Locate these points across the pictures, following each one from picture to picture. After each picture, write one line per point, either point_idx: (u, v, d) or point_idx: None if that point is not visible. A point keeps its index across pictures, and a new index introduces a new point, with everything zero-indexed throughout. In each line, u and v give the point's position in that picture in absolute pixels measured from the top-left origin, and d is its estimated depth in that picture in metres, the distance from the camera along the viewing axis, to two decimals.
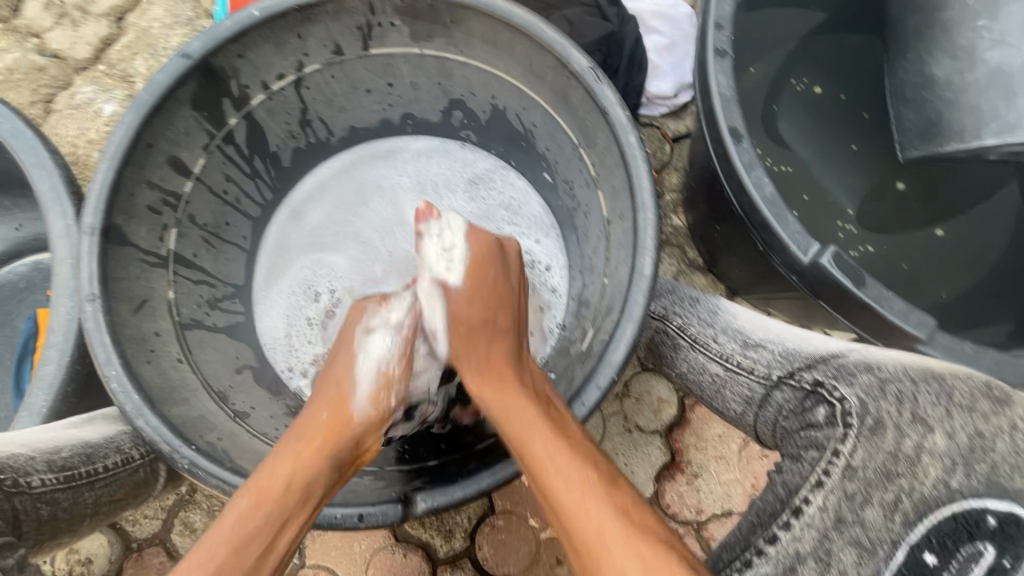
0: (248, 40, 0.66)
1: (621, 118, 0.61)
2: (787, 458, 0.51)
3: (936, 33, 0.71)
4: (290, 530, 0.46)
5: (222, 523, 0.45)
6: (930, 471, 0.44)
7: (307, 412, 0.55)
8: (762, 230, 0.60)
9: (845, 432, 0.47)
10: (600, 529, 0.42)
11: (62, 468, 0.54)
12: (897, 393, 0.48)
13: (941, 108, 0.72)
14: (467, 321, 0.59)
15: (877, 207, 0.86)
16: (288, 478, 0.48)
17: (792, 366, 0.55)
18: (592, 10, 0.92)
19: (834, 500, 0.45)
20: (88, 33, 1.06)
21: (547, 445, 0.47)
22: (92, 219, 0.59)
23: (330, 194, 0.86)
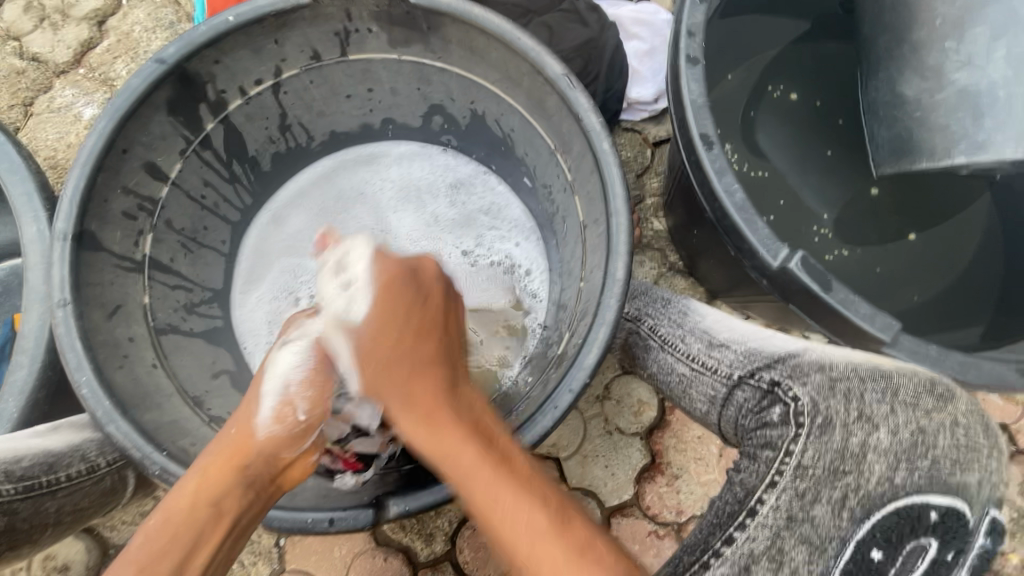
0: (224, 46, 0.66)
1: (594, 124, 0.62)
2: (745, 458, 0.51)
3: (905, 52, 0.69)
4: (200, 549, 0.47)
5: (129, 549, 0.46)
6: (874, 467, 0.45)
7: (220, 432, 0.55)
8: (734, 235, 0.61)
9: (797, 432, 0.48)
10: (515, 514, 0.44)
11: (20, 478, 0.54)
12: (847, 392, 0.48)
13: (910, 127, 0.70)
14: (386, 340, 0.54)
15: (854, 210, 0.87)
16: (193, 501, 0.48)
17: (751, 366, 0.55)
18: (573, 16, 0.94)
19: (786, 499, 0.45)
20: (68, 37, 1.06)
21: (478, 462, 0.47)
22: (64, 225, 0.59)
23: (311, 199, 0.86)
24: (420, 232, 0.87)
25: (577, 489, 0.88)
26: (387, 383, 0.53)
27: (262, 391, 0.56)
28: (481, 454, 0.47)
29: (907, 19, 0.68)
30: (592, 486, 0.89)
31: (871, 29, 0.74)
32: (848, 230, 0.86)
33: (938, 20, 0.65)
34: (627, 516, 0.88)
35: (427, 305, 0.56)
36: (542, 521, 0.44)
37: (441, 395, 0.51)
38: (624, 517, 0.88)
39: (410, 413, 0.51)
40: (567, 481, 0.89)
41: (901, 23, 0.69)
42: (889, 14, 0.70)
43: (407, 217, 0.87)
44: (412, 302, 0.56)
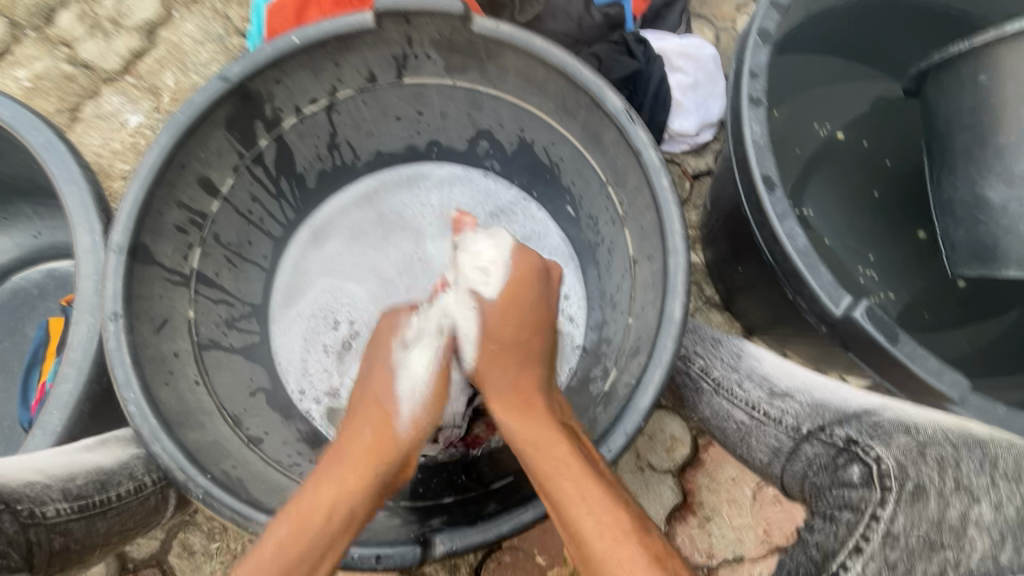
0: (285, 67, 0.66)
1: (653, 160, 0.61)
2: (820, 519, 0.49)
3: (987, 155, 0.71)
4: (332, 555, 0.46)
5: (260, 554, 0.44)
6: (976, 544, 0.41)
7: (347, 432, 0.53)
8: (793, 279, 0.60)
9: (884, 496, 0.45)
10: (593, 506, 0.46)
11: (76, 497, 0.55)
12: (939, 458, 0.46)
13: (996, 233, 0.71)
14: (510, 324, 0.58)
15: (899, 253, 0.86)
16: (331, 506, 0.47)
17: (822, 420, 0.54)
18: (620, 48, 0.95)
19: (874, 569, 0.42)
20: (119, 45, 1.07)
21: (568, 453, 0.49)
22: (120, 238, 0.59)
23: (353, 219, 0.86)
24: None
25: None
26: (492, 369, 0.57)
27: (390, 396, 0.56)
28: (583, 466, 0.48)
29: (989, 121, 0.71)
30: None
31: (945, 125, 0.78)
32: (892, 272, 0.85)
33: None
34: None
35: (549, 308, 0.61)
36: (618, 518, 0.45)
37: (538, 393, 0.55)
38: None
39: (506, 398, 0.55)
40: None
41: (983, 125, 0.72)
42: (970, 116, 0.73)
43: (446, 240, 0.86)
44: (538, 294, 0.61)
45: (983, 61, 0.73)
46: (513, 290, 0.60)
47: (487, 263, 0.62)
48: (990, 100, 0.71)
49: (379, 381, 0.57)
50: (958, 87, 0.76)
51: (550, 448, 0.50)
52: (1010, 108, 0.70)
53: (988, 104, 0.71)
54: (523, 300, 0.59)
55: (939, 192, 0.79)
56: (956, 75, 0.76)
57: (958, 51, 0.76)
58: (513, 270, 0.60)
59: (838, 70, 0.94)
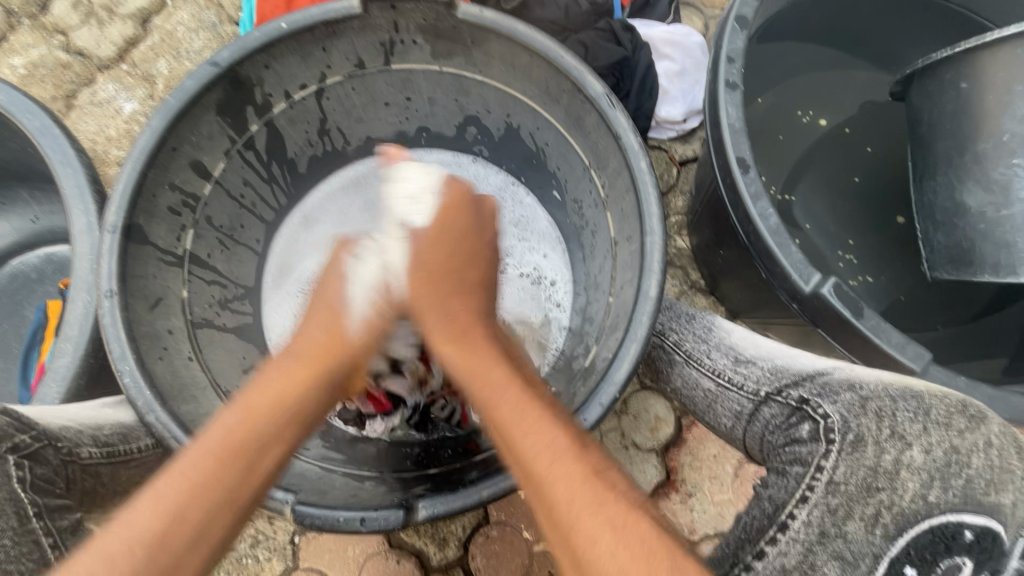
0: (274, 52, 0.68)
1: (632, 143, 0.63)
2: (773, 474, 0.53)
3: (968, 162, 0.70)
4: (272, 452, 0.46)
5: (206, 437, 0.44)
6: (907, 485, 0.46)
7: (303, 331, 0.54)
8: (766, 259, 0.62)
9: (828, 448, 0.49)
10: (538, 433, 0.45)
11: (104, 443, 0.58)
12: (878, 410, 0.50)
13: (973, 237, 0.70)
14: (443, 249, 0.57)
15: (878, 237, 0.88)
16: (285, 396, 0.48)
17: (780, 383, 0.57)
18: (606, 35, 0.96)
19: (818, 515, 0.46)
20: (114, 33, 1.09)
21: (509, 385, 0.48)
22: (115, 217, 0.61)
23: (345, 200, 0.88)
24: None
25: None
26: (424, 298, 0.55)
27: (342, 301, 0.56)
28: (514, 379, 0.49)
29: (968, 128, 0.69)
30: None
31: (927, 131, 0.76)
32: (872, 256, 0.87)
33: (1006, 135, 0.66)
34: None
35: (489, 242, 0.61)
36: (564, 442, 0.44)
37: (478, 329, 0.53)
38: None
39: (444, 334, 0.53)
40: None
41: (963, 133, 0.70)
42: (950, 121, 0.72)
43: None
44: (475, 228, 0.60)
45: (963, 68, 0.69)
46: (449, 214, 0.59)
47: (418, 186, 0.62)
48: (969, 108, 0.69)
49: (330, 292, 0.57)
50: (940, 92, 0.72)
51: (491, 383, 0.49)
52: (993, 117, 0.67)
53: (968, 110, 0.69)
54: (451, 237, 0.58)
55: (919, 194, 0.78)
56: (939, 80, 0.72)
57: (939, 58, 0.71)
58: (444, 199, 0.60)
59: (821, 58, 0.95)
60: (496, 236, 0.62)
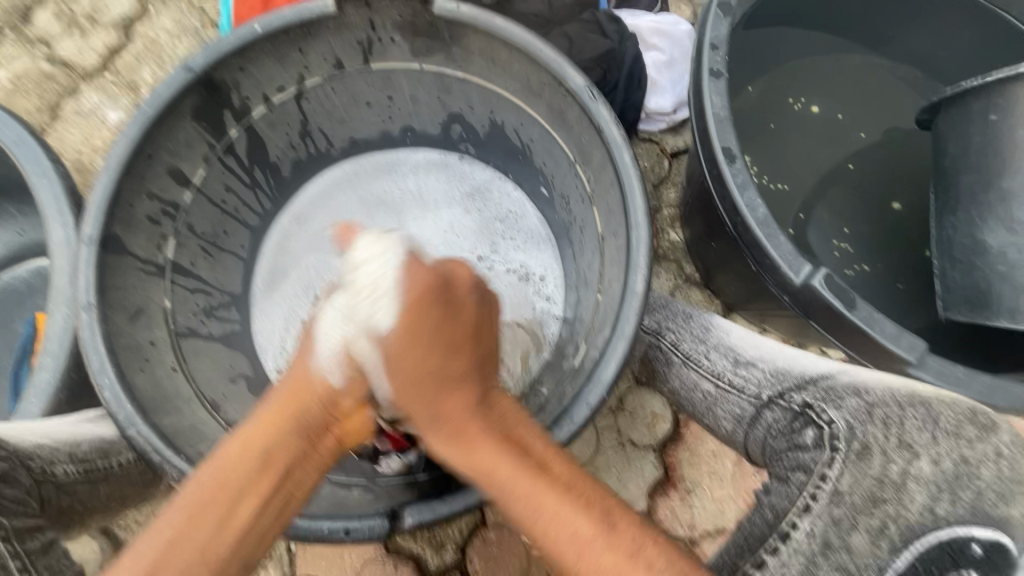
0: (249, 55, 0.67)
1: (615, 136, 0.61)
2: (776, 480, 0.53)
3: (991, 200, 0.68)
4: (251, 501, 0.47)
5: (179, 494, 0.47)
6: (914, 497, 0.47)
7: (278, 382, 0.56)
8: (755, 250, 0.60)
9: (832, 456, 0.49)
10: (560, 523, 0.44)
11: (82, 460, 0.58)
12: (885, 418, 0.50)
13: (990, 279, 0.68)
14: (419, 355, 0.52)
15: (875, 224, 0.86)
16: (247, 447, 0.49)
17: (781, 386, 0.56)
18: (592, 26, 0.94)
19: (821, 525, 0.46)
20: (96, 42, 1.08)
21: (517, 475, 0.47)
22: (91, 229, 0.60)
23: (335, 203, 0.87)
24: (436, 242, 0.86)
25: None
26: (409, 403, 0.53)
27: (313, 344, 0.55)
28: (523, 471, 0.47)
29: (995, 164, 0.67)
30: None
31: (951, 162, 0.73)
32: (868, 244, 0.85)
33: None
34: None
35: (467, 320, 0.54)
36: (592, 530, 0.44)
37: (474, 420, 0.50)
38: None
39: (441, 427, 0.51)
40: None
41: (990, 167, 0.68)
42: (977, 154, 0.69)
43: (424, 226, 0.87)
44: (444, 317, 0.53)
45: (993, 99, 0.67)
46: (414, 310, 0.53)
47: (376, 278, 0.54)
48: (997, 141, 0.67)
49: (300, 352, 0.57)
50: (967, 123, 0.71)
51: (498, 477, 0.47)
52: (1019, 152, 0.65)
53: (996, 144, 0.67)
54: (424, 320, 0.53)
55: (938, 229, 0.75)
56: (968, 111, 0.71)
57: (969, 87, 0.69)
58: (404, 296, 0.52)
59: (812, 42, 0.93)
60: (472, 300, 0.56)
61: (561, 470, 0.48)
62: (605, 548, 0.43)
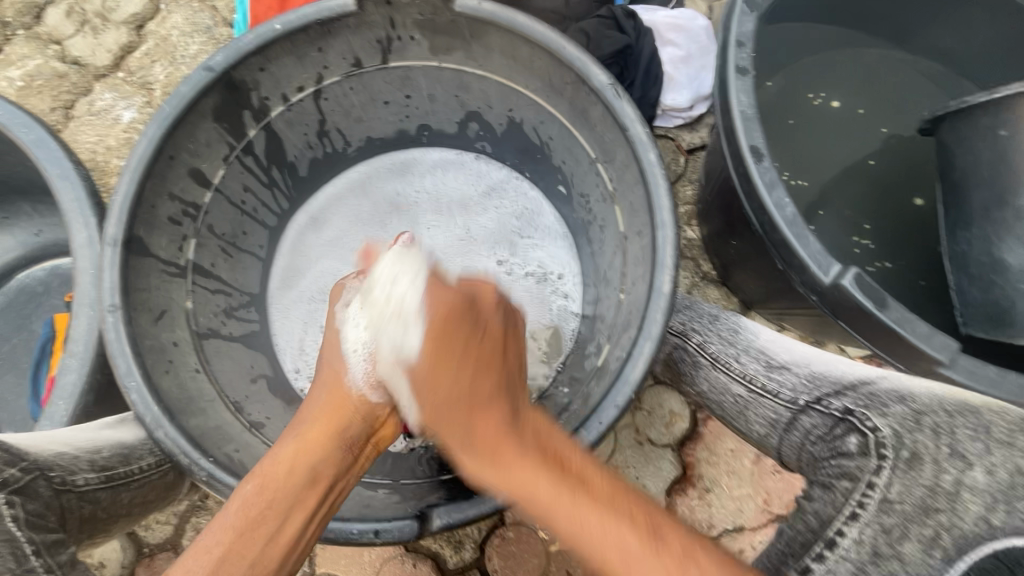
0: (270, 54, 0.66)
1: (640, 134, 0.61)
2: (818, 488, 0.50)
3: (1007, 217, 0.65)
4: (298, 514, 0.48)
5: (225, 512, 0.47)
6: (970, 506, 0.44)
7: (309, 398, 0.58)
8: (782, 249, 0.60)
9: (880, 464, 0.46)
10: (603, 539, 0.41)
11: (102, 467, 0.57)
12: (934, 426, 0.48)
13: (1013, 297, 0.64)
14: (447, 373, 0.52)
15: (896, 221, 0.85)
16: (294, 465, 0.50)
17: (819, 392, 0.55)
18: (609, 22, 0.93)
19: (870, 534, 0.44)
20: (109, 41, 1.07)
21: (555, 490, 0.43)
22: (115, 230, 0.60)
23: (351, 204, 0.87)
24: (453, 247, 0.86)
25: None
26: (442, 420, 0.52)
27: (340, 355, 0.59)
28: (559, 483, 0.44)
29: (1005, 176, 0.65)
30: None
31: (961, 177, 0.71)
32: (889, 242, 0.85)
33: None
34: None
35: (491, 339, 0.54)
36: (637, 544, 0.40)
37: (505, 436, 0.48)
38: None
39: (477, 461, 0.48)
40: None
41: (1002, 182, 0.66)
42: (988, 169, 0.67)
43: (440, 231, 0.86)
44: (471, 340, 0.54)
45: (1002, 113, 0.66)
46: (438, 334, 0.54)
47: (401, 298, 0.57)
48: (1009, 156, 0.65)
49: (329, 348, 0.61)
50: (976, 138, 0.69)
51: (535, 494, 0.44)
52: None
53: (1007, 159, 0.65)
54: (449, 338, 0.54)
55: (952, 244, 0.73)
56: (974, 125, 0.69)
57: (976, 101, 0.68)
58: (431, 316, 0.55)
59: (831, 37, 0.92)
60: (498, 325, 0.56)
61: (598, 481, 0.44)
62: (632, 535, 0.41)
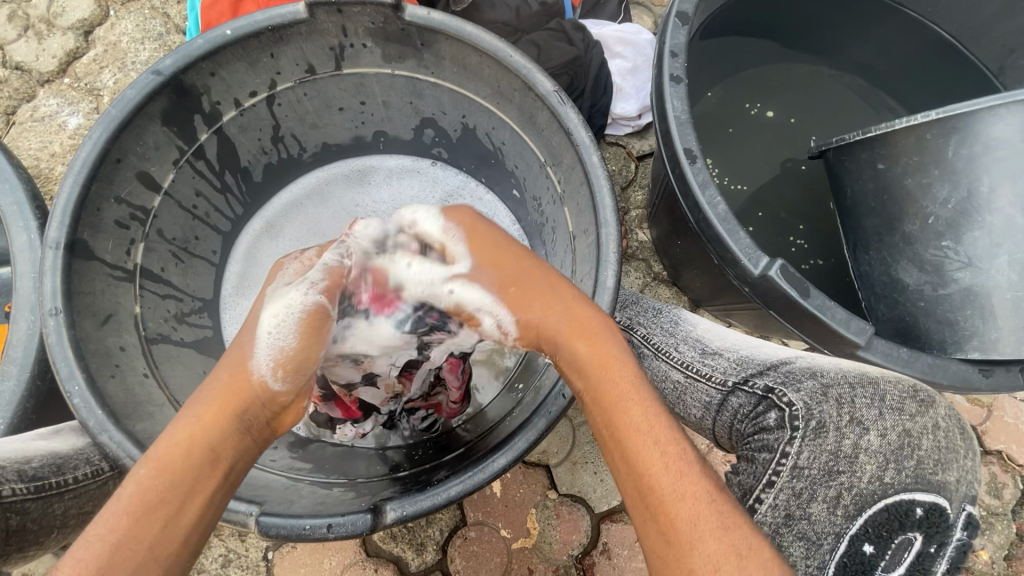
0: (221, 59, 0.67)
1: (583, 138, 0.64)
2: (743, 461, 0.55)
3: (900, 242, 0.70)
4: (198, 498, 0.44)
5: (117, 495, 0.42)
6: (866, 467, 0.47)
7: (211, 374, 0.51)
8: (717, 245, 0.64)
9: (792, 435, 0.50)
10: (664, 432, 0.44)
11: (32, 478, 0.55)
12: (839, 397, 0.51)
13: (915, 314, 0.69)
14: (507, 270, 0.55)
15: (827, 222, 0.92)
16: (192, 445, 0.45)
17: (745, 373, 0.59)
18: (559, 35, 0.97)
19: (783, 498, 0.49)
20: (54, 46, 1.05)
21: (638, 386, 0.47)
22: (57, 234, 0.59)
23: (309, 210, 0.88)
24: None
25: (567, 496, 0.89)
26: (533, 307, 0.53)
27: (249, 334, 0.52)
28: (641, 381, 0.47)
29: (894, 209, 0.69)
30: (582, 492, 0.89)
31: (852, 204, 0.76)
32: (821, 241, 0.91)
33: (931, 218, 0.66)
34: (616, 522, 0.88)
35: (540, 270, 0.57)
36: (691, 454, 0.44)
37: (601, 324, 0.51)
38: (613, 522, 0.88)
39: (561, 329, 0.51)
40: (557, 488, 0.89)
41: (890, 211, 0.70)
42: (875, 200, 0.72)
43: None
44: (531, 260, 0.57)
45: (879, 150, 0.68)
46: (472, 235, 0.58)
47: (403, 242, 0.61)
48: (891, 188, 0.69)
49: (243, 327, 0.53)
50: (858, 172, 0.73)
51: (619, 380, 0.47)
52: (925, 193, 0.66)
53: (891, 192, 0.69)
54: (507, 253, 0.57)
55: (858, 264, 0.78)
56: (855, 159, 0.72)
57: (853, 140, 0.71)
58: (461, 231, 0.58)
59: (765, 52, 0.99)
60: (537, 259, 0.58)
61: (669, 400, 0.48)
62: (689, 446, 0.44)
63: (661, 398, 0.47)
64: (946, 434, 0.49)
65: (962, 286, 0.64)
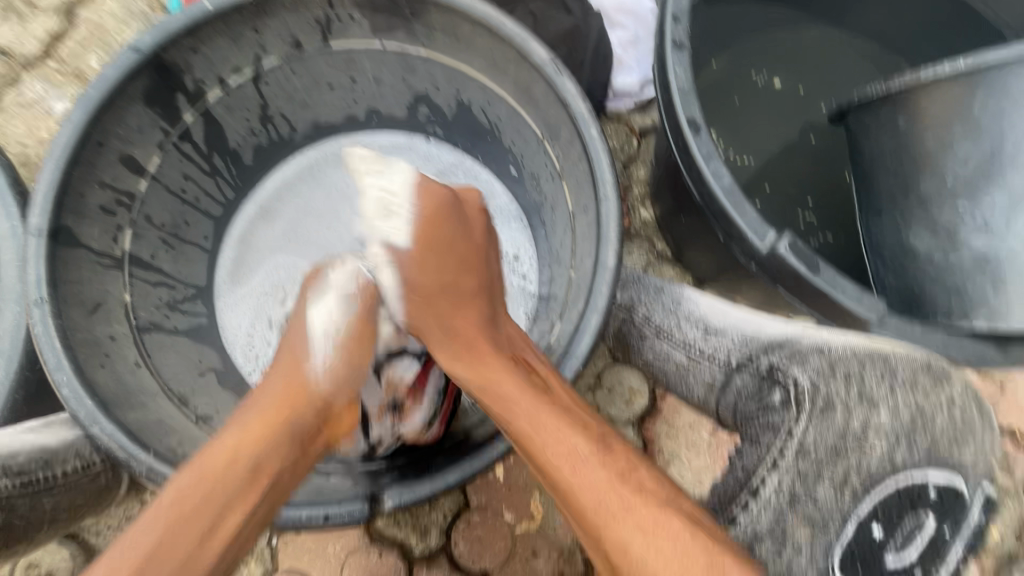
0: (200, 34, 0.65)
1: (582, 110, 0.61)
2: (748, 440, 0.60)
3: (914, 205, 0.66)
4: (236, 510, 0.45)
5: (160, 500, 0.44)
6: (875, 446, 0.52)
7: (264, 381, 0.54)
8: (722, 220, 0.61)
9: (799, 414, 0.55)
10: (557, 433, 0.48)
11: (17, 474, 0.54)
12: (846, 375, 0.56)
13: (923, 282, 0.66)
14: (429, 268, 0.57)
15: (835, 196, 0.89)
16: (238, 453, 0.47)
17: (750, 352, 0.61)
18: (556, 4, 0.92)
19: (788, 479, 0.53)
20: (36, 29, 1.02)
21: (521, 391, 0.51)
22: (39, 220, 0.58)
23: (299, 195, 0.84)
24: None
25: None
26: (421, 319, 0.57)
27: (300, 340, 0.55)
28: (525, 386, 0.51)
29: (913, 168, 0.66)
30: None
31: (870, 165, 0.72)
32: (830, 214, 0.88)
33: (950, 178, 0.63)
34: None
35: (475, 234, 0.60)
36: (584, 444, 0.47)
37: (479, 333, 0.56)
38: None
39: (446, 345, 0.56)
40: None
41: (905, 171, 0.67)
42: (893, 159, 0.68)
43: None
44: (457, 233, 0.58)
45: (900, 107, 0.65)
46: (431, 241, 0.57)
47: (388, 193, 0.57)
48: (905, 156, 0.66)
49: (294, 328, 0.56)
50: (879, 127, 0.69)
51: (502, 388, 0.52)
52: (945, 152, 0.63)
53: (909, 150, 0.66)
54: (443, 241, 0.57)
55: (868, 229, 0.74)
56: (878, 120, 0.69)
57: (874, 94, 0.69)
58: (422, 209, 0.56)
59: (771, 19, 0.95)
60: (482, 235, 0.61)
61: (558, 391, 0.52)
62: (582, 437, 0.48)
63: (563, 406, 0.50)
64: (961, 411, 0.54)
65: (974, 252, 0.61)
